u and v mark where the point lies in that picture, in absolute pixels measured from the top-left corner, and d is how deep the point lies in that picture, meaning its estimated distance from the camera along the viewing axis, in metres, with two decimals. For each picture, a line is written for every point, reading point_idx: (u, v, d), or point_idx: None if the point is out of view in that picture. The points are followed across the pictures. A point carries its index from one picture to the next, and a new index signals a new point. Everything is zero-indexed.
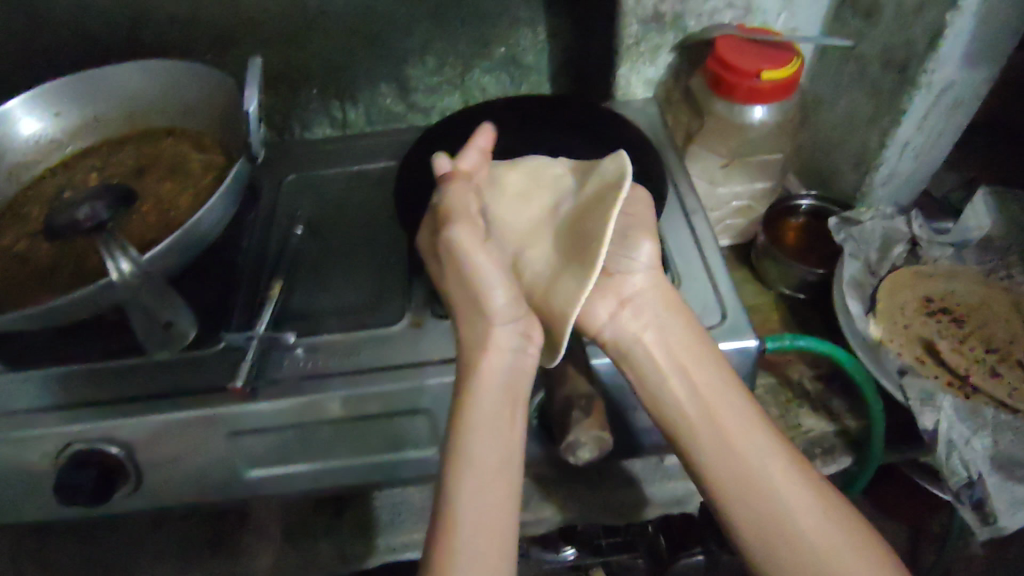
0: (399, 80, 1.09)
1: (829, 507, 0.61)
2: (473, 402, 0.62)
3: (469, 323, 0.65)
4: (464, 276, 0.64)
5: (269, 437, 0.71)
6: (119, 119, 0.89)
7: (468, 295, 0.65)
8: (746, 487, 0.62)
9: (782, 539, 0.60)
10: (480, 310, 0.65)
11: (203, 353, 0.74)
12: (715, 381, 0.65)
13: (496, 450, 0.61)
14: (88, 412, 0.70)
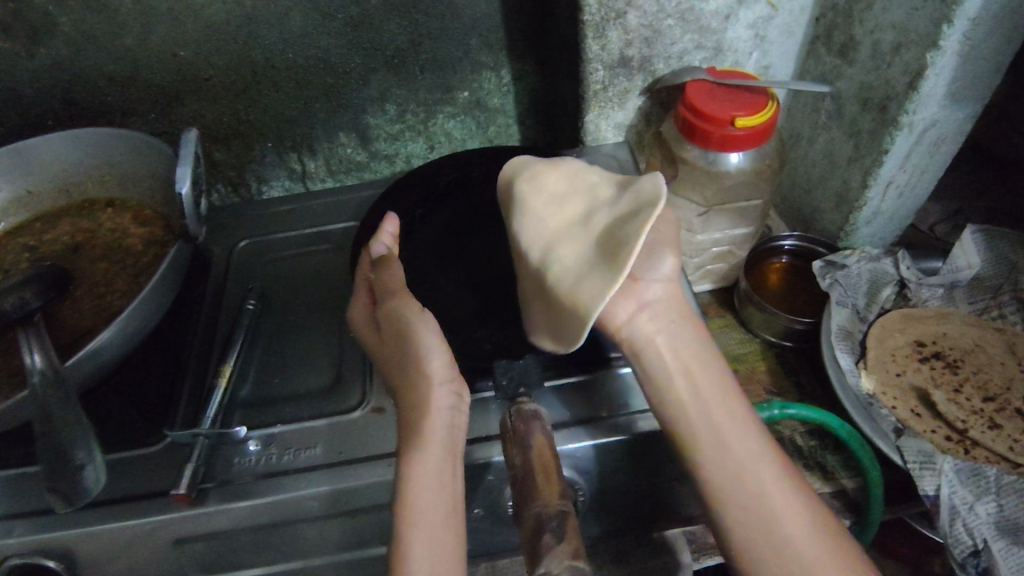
0: (359, 129, 1.04)
1: (837, 541, 0.52)
2: (412, 458, 0.55)
3: (407, 382, 0.60)
4: (404, 337, 0.61)
5: (219, 544, 0.65)
6: (54, 191, 0.83)
7: (408, 353, 0.61)
8: (749, 506, 0.54)
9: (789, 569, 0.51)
10: (418, 367, 0.60)
11: (143, 452, 0.67)
12: (718, 388, 0.58)
13: (439, 503, 0.53)
14: (18, 527, 0.64)
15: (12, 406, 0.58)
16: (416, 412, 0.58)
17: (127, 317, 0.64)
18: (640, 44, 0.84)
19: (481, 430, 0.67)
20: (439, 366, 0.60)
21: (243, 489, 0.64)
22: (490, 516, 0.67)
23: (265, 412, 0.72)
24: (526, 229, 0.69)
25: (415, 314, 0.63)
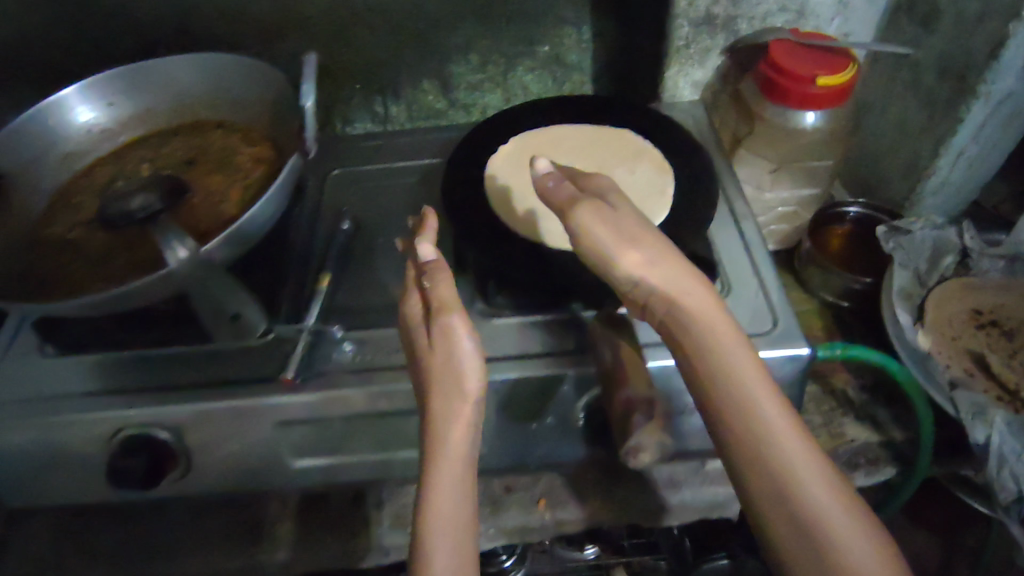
0: (442, 78, 1.10)
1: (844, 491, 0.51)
2: (439, 471, 0.55)
3: (438, 393, 0.59)
4: (452, 356, 0.60)
5: (314, 430, 0.71)
6: (169, 111, 0.90)
7: (450, 370, 0.59)
8: (758, 458, 0.52)
9: (800, 519, 0.50)
10: (458, 389, 0.59)
11: (249, 344, 0.74)
12: (722, 339, 0.55)
13: (464, 521, 0.54)
14: (138, 399, 0.71)
15: (152, 283, 0.64)
16: (446, 432, 0.57)
17: (235, 233, 0.67)
18: (726, 2, 0.87)
19: (558, 344, 0.72)
20: (476, 395, 0.59)
21: (346, 372, 0.71)
22: (558, 424, 0.72)
23: (354, 318, 0.78)
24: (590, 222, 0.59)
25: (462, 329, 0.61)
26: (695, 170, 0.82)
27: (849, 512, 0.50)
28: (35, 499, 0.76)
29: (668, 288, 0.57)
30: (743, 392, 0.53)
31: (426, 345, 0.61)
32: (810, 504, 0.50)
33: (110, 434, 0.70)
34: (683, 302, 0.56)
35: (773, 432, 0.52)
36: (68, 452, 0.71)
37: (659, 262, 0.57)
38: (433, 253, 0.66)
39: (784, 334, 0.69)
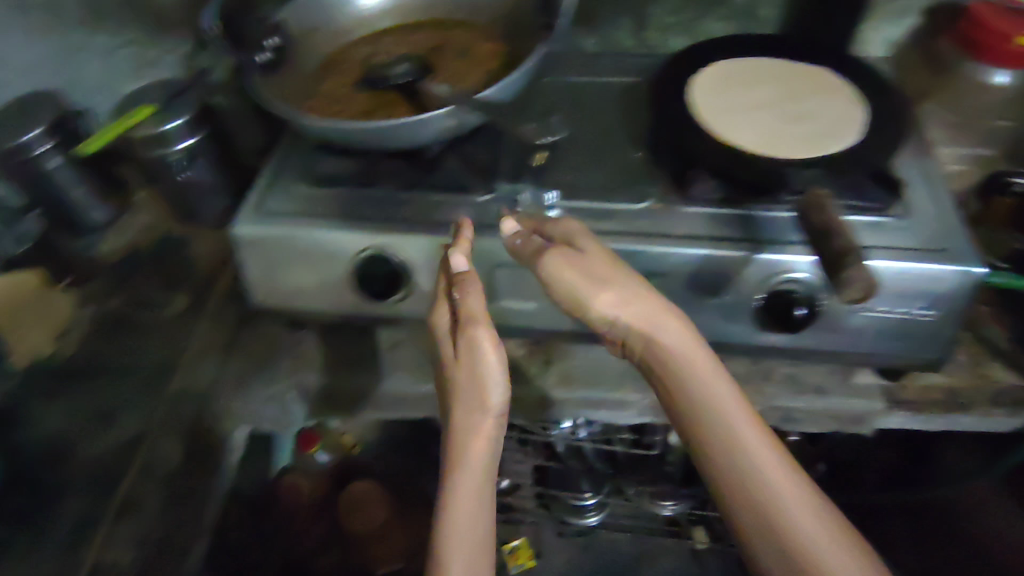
0: (637, 16, 1.20)
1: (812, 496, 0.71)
2: (459, 489, 0.73)
3: (461, 408, 0.74)
4: (477, 374, 0.73)
5: (523, 274, 0.85)
6: (418, 11, 1.07)
7: (465, 404, 0.74)
8: (742, 488, 0.72)
9: (774, 530, 0.70)
10: (478, 412, 0.74)
11: (476, 198, 0.88)
12: (710, 386, 0.73)
13: (481, 534, 0.74)
14: (383, 226, 0.85)
15: (436, 118, 0.81)
16: (460, 457, 0.73)
17: (497, 93, 0.85)
18: None
19: (746, 233, 0.81)
20: (491, 422, 0.74)
21: (568, 225, 0.84)
22: (734, 304, 0.82)
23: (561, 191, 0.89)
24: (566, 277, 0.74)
25: (485, 337, 0.73)
26: (885, 108, 0.89)
27: (816, 514, 0.70)
28: (287, 302, 0.94)
29: (653, 334, 0.73)
30: (734, 438, 0.72)
31: (458, 379, 0.74)
32: (789, 518, 0.70)
33: (347, 259, 0.87)
34: (668, 346, 0.73)
35: (755, 463, 0.72)
36: (319, 261, 0.88)
37: (632, 301, 0.73)
38: (465, 265, 0.75)
39: (962, 253, 0.76)
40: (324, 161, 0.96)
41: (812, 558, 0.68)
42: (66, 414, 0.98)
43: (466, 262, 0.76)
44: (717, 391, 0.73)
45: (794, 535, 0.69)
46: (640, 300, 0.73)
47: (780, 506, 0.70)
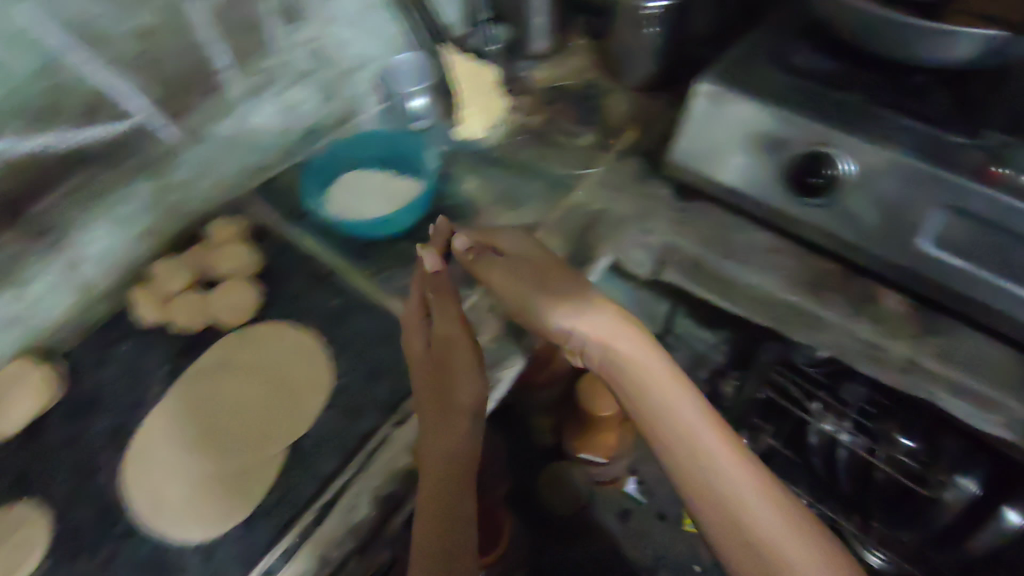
0: None
1: (733, 443, 0.82)
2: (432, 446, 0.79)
3: (429, 398, 0.82)
4: (455, 372, 0.82)
5: (973, 225, 0.79)
6: None
7: (460, 358, 0.82)
8: (688, 462, 0.79)
9: (699, 486, 0.78)
10: (449, 397, 0.81)
11: (954, 133, 0.82)
12: (635, 354, 0.84)
13: (452, 461, 0.79)
14: (846, 127, 0.84)
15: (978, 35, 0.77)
16: (452, 401, 0.81)
17: None
18: None
19: None
20: (476, 385, 0.82)
21: None
22: None
23: None
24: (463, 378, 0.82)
25: (463, 353, 0.82)
26: None
27: (753, 478, 0.79)
28: (710, 189, 1.03)
29: (614, 342, 0.84)
30: (694, 438, 0.80)
31: (426, 341, 0.87)
32: (757, 527, 0.75)
33: (786, 153, 0.89)
34: (621, 353, 0.84)
35: (691, 450, 0.79)
36: (765, 139, 0.90)
37: (598, 321, 0.85)
38: (432, 267, 0.88)
39: None
40: (797, 52, 0.97)
41: (744, 517, 0.76)
42: (482, 184, 1.16)
43: (464, 242, 0.93)
44: (649, 384, 0.83)
45: (723, 490, 0.77)
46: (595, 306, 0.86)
47: (712, 465, 0.78)
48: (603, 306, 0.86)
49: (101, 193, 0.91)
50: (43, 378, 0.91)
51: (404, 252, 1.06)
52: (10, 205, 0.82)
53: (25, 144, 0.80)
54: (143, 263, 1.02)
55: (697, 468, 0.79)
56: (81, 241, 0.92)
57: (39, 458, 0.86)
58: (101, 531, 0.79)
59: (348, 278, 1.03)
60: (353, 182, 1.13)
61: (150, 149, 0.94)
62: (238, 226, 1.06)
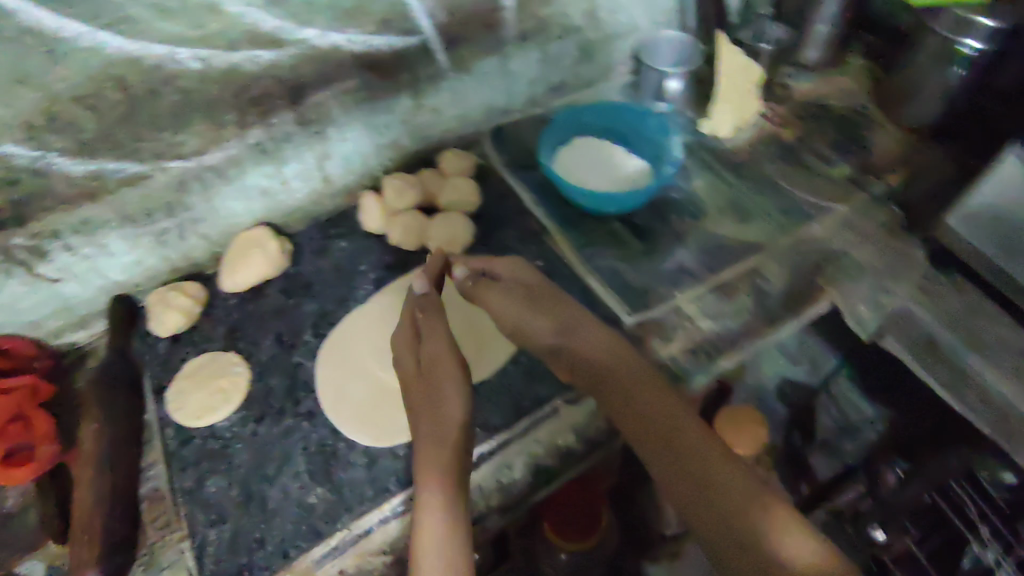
0: None
1: (720, 451, 0.72)
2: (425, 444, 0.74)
3: (417, 399, 0.78)
4: (437, 383, 0.77)
5: None
6: None
7: (445, 375, 0.78)
8: (683, 475, 0.70)
9: (709, 497, 0.68)
10: (443, 399, 0.76)
11: None
12: (590, 346, 0.82)
13: (444, 471, 0.71)
14: None
15: None
16: (439, 416, 0.75)
17: None
18: None
19: None
20: (457, 400, 0.76)
21: None
22: None
23: None
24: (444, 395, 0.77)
25: (446, 372, 0.78)
26: None
27: (732, 470, 0.70)
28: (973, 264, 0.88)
29: (567, 334, 0.83)
30: (664, 419, 0.74)
31: (416, 359, 0.82)
32: (746, 515, 0.66)
33: None
34: (569, 341, 0.82)
35: (658, 433, 0.74)
36: None
37: (567, 326, 0.83)
38: (422, 291, 0.86)
39: None
40: None
41: (756, 521, 0.65)
42: (712, 185, 1.09)
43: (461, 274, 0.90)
44: (604, 370, 0.79)
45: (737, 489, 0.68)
46: (560, 305, 0.85)
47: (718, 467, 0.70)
48: (563, 299, 0.86)
49: (366, 100, 0.96)
50: (279, 249, 0.99)
51: (616, 234, 1.03)
52: (297, 91, 0.90)
53: (329, 38, 0.87)
54: (376, 172, 1.07)
55: (664, 454, 0.72)
56: (337, 139, 0.98)
57: (253, 322, 0.95)
58: (289, 404, 0.87)
59: (555, 244, 1.03)
60: (586, 146, 1.09)
61: (419, 69, 0.98)
62: (467, 162, 1.07)
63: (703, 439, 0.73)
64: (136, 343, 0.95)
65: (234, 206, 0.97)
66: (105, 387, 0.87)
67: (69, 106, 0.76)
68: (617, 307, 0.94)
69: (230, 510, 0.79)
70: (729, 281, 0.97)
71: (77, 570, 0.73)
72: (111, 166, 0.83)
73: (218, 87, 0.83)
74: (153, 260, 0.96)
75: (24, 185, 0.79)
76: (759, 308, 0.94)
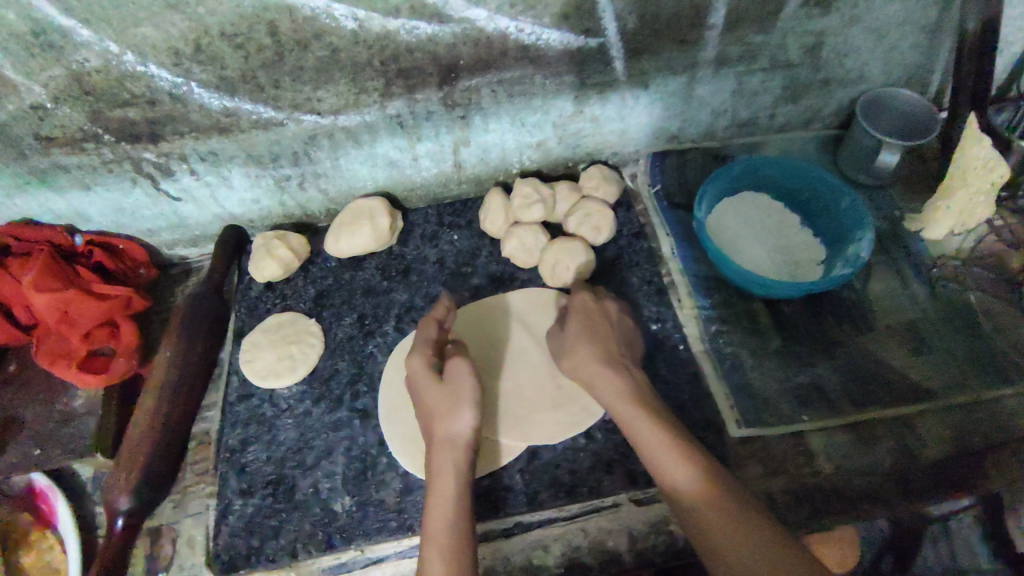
0: None
1: (739, 509, 0.59)
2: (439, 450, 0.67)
3: (428, 408, 0.71)
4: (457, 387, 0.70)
5: None
6: None
7: (464, 381, 0.70)
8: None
9: None
10: (457, 407, 0.68)
11: None
12: (619, 401, 0.70)
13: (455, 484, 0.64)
14: None
15: None
16: (450, 430, 0.68)
17: None
18: None
19: None
20: (471, 411, 0.68)
21: None
22: None
23: None
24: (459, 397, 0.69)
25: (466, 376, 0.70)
26: None
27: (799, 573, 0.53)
28: None
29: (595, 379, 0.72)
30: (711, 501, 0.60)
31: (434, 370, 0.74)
32: None
33: None
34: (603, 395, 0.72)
35: (706, 520, 0.59)
36: None
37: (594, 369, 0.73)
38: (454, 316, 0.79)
39: None
40: None
41: None
42: (890, 293, 0.89)
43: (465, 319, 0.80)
44: (638, 434, 0.67)
45: (730, 528, 0.58)
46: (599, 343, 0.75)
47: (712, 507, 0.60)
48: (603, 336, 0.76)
49: (520, 94, 0.86)
50: (389, 226, 0.93)
51: (754, 320, 0.87)
52: (449, 71, 0.81)
53: (498, 23, 0.77)
54: (512, 169, 0.98)
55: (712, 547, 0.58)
56: (479, 128, 0.90)
57: (342, 293, 0.91)
58: (347, 395, 0.83)
59: (680, 307, 0.89)
60: (756, 207, 0.94)
61: (589, 73, 0.85)
62: (612, 186, 0.95)
63: (757, 531, 0.57)
64: (235, 277, 0.96)
65: (358, 169, 0.92)
66: (187, 317, 0.86)
67: (216, 40, 0.72)
68: (727, 413, 0.80)
69: (259, 487, 0.77)
70: (872, 424, 0.79)
71: (111, 496, 0.76)
72: (246, 107, 0.80)
73: (367, 52, 0.77)
74: (270, 202, 0.94)
75: (161, 107, 0.78)
76: (899, 471, 0.76)
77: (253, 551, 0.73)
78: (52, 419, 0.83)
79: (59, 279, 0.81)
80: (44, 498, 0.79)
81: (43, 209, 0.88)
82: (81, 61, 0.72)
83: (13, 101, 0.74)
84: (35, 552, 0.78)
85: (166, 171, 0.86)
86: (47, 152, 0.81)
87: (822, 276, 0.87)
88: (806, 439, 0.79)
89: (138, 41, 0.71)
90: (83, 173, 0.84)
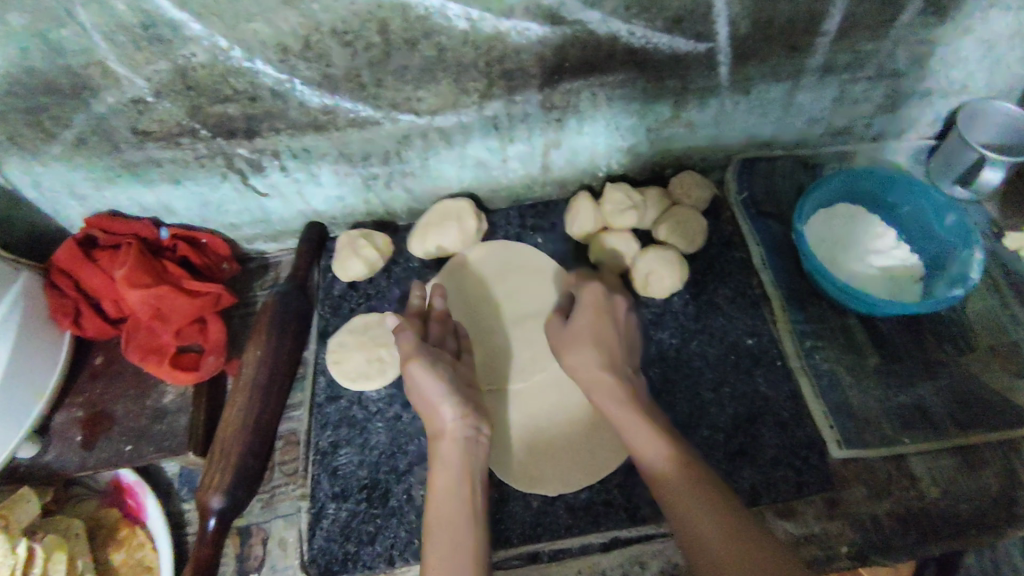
0: None
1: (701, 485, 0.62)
2: (440, 458, 0.67)
3: (420, 404, 0.72)
4: (423, 395, 0.70)
5: None
6: None
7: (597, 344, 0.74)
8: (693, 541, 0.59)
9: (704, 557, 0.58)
10: (435, 410, 0.69)
11: None
12: (448, 398, 0.69)
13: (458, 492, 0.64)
14: None
15: None
16: (439, 426, 0.69)
17: None
18: None
19: None
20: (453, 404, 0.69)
21: None
22: None
23: None
24: (433, 395, 0.70)
25: (417, 367, 0.70)
26: None
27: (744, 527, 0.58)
28: None
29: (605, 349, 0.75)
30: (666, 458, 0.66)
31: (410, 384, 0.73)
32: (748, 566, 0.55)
33: None
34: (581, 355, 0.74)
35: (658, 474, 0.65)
36: None
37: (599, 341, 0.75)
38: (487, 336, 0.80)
39: None
40: None
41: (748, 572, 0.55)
42: (989, 312, 0.87)
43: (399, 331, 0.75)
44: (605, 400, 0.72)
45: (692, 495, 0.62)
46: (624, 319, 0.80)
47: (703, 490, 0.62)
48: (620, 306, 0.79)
49: (619, 98, 0.84)
50: (476, 228, 0.91)
51: (851, 336, 0.85)
52: (553, 73, 0.79)
53: (610, 25, 0.74)
54: (597, 172, 0.96)
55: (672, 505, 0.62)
56: (573, 131, 0.88)
57: None
58: None
59: (772, 321, 0.86)
60: (851, 219, 0.91)
61: (693, 78, 0.83)
62: (703, 193, 0.93)
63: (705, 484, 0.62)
64: (317, 275, 0.95)
65: (446, 169, 0.90)
66: (277, 315, 0.85)
67: (325, 38, 0.70)
68: (828, 434, 0.78)
69: (353, 491, 0.77)
70: (977, 448, 0.78)
71: (204, 495, 0.75)
72: (345, 105, 0.78)
73: (474, 52, 0.75)
74: (354, 200, 0.93)
75: (262, 104, 0.76)
76: (1004, 498, 0.74)
77: (350, 557, 0.73)
78: (144, 415, 0.81)
79: (149, 274, 0.82)
80: (132, 494, 0.81)
81: (130, 202, 0.88)
82: (188, 55, 0.70)
83: (114, 94, 0.73)
84: (127, 548, 0.79)
85: (257, 166, 0.85)
86: (142, 145, 0.79)
87: (921, 296, 0.86)
88: (907, 463, 0.77)
89: (247, 37, 0.69)
90: (175, 167, 0.83)
